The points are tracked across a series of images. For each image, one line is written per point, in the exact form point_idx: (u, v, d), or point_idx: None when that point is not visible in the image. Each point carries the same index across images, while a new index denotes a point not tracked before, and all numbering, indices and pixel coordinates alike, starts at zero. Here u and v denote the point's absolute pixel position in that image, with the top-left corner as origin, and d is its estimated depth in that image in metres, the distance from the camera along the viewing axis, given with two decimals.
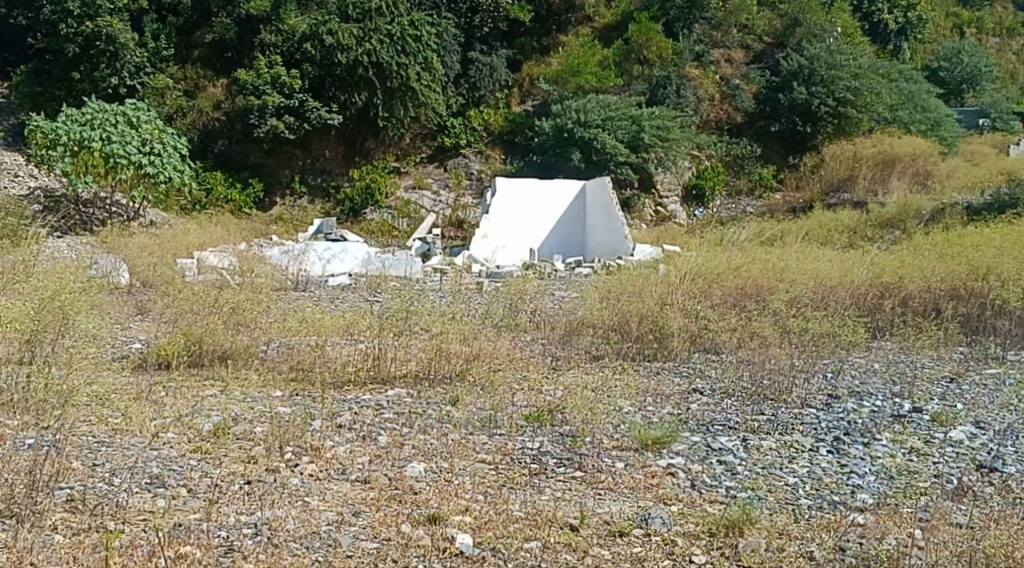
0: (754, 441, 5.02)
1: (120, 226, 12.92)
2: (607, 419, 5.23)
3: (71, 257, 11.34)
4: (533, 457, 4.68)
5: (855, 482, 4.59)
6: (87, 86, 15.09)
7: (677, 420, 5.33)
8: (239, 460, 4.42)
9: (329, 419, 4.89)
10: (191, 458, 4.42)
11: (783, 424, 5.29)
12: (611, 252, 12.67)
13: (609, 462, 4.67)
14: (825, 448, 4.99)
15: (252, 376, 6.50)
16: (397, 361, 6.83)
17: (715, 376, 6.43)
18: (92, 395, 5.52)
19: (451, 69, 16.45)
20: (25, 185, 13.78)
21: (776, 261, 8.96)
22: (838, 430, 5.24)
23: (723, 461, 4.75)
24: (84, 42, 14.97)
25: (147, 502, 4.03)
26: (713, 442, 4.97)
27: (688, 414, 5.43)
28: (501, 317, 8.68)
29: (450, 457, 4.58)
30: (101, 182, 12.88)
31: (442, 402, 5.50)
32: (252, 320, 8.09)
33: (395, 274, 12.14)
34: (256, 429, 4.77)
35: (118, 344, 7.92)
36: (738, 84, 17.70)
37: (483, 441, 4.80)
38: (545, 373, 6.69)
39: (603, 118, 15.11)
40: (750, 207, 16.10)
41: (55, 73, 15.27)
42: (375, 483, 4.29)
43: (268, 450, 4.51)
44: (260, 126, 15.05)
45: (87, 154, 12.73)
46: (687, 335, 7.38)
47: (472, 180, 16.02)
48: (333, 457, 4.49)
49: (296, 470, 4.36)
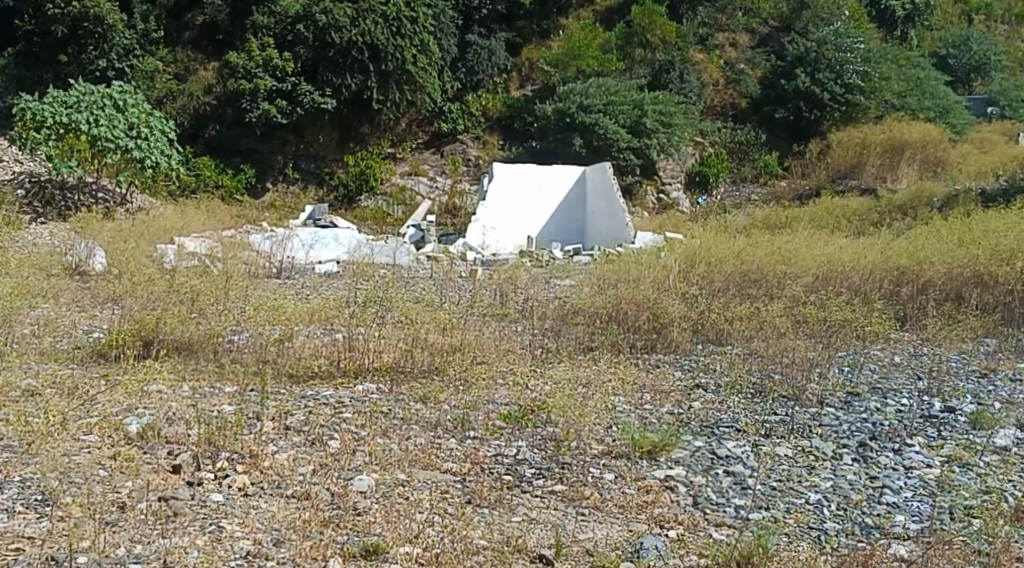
0: (767, 448, 4.39)
1: (105, 211, 12.27)
2: (596, 419, 4.60)
3: (48, 245, 10.68)
4: (508, 466, 4.06)
5: (891, 501, 3.96)
6: (76, 69, 14.29)
7: (677, 420, 4.69)
8: (158, 471, 3.79)
9: (277, 421, 4.26)
10: (101, 468, 3.78)
11: (798, 427, 4.66)
12: (611, 239, 12.04)
13: (596, 473, 4.05)
14: (849, 456, 4.36)
15: (210, 371, 5.91)
16: (371, 353, 6.22)
17: (720, 370, 5.82)
18: (22, 394, 5.00)
19: (448, 53, 15.75)
20: (9, 170, 13.06)
21: (780, 247, 8.38)
22: (862, 433, 4.63)
23: (730, 473, 4.12)
24: (72, 23, 14.18)
25: (31, 526, 3.40)
26: (719, 448, 4.35)
27: (689, 414, 4.80)
28: (488, 306, 8.09)
29: (409, 466, 3.97)
30: (87, 167, 12.22)
31: (412, 399, 4.88)
32: (216, 311, 7.54)
33: (382, 260, 11.50)
34: (190, 431, 4.12)
35: (75, 336, 7.32)
36: (743, 69, 17.10)
37: (451, 447, 4.19)
38: (532, 366, 6.09)
39: (605, 103, 14.44)
40: (756, 193, 15.44)
41: (43, 56, 14.53)
42: (314, 500, 3.67)
43: (197, 451, 3.91)
44: (251, 110, 14.40)
45: (73, 137, 12.05)
46: (686, 324, 6.73)
47: (469, 166, 15.42)
48: (270, 468, 3.86)
49: (223, 483, 3.74)
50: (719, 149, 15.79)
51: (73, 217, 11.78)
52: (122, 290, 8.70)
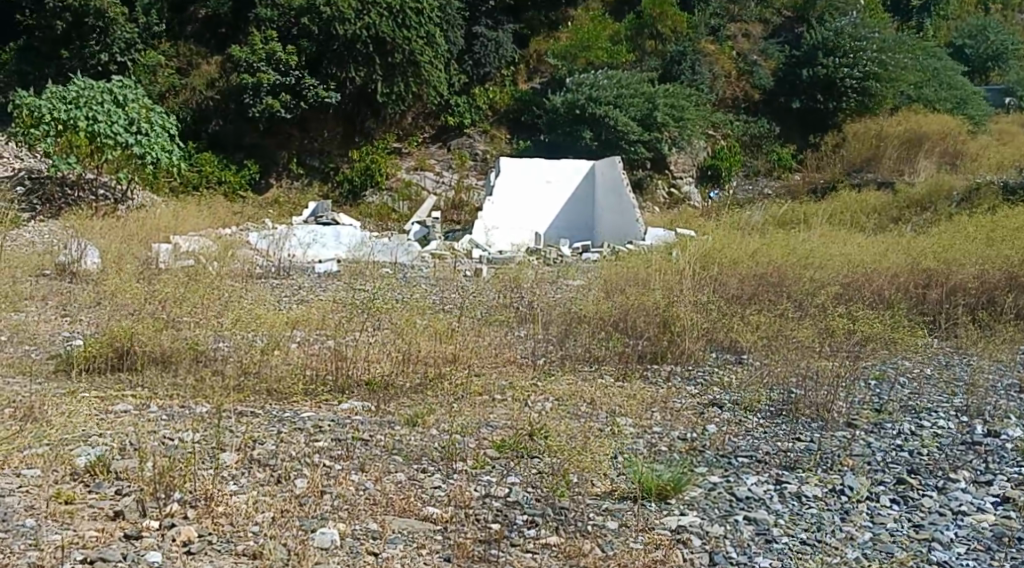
0: (793, 487, 3.93)
1: (105, 208, 11.82)
2: (600, 447, 4.16)
3: (42, 245, 10.24)
4: (496, 512, 3.61)
5: (941, 559, 3.49)
6: (77, 64, 13.91)
7: (690, 449, 4.24)
8: (93, 520, 3.34)
9: (242, 453, 3.83)
10: (29, 518, 3.32)
11: (826, 458, 4.21)
12: (621, 237, 11.57)
13: (597, 522, 3.59)
14: (886, 497, 3.90)
15: (187, 387, 5.46)
16: (361, 364, 5.79)
17: (737, 387, 5.37)
18: None
19: (454, 46, 15.15)
20: (8, 166, 12.52)
21: (795, 246, 7.95)
22: (897, 465, 4.18)
23: (752, 520, 3.66)
24: (73, 18, 13.83)
25: None
26: (739, 488, 3.89)
27: (704, 441, 4.34)
28: (486, 310, 7.64)
29: (383, 514, 3.53)
30: (87, 163, 11.83)
31: (397, 423, 4.42)
32: (202, 317, 7.08)
33: (383, 258, 11.02)
34: (144, 462, 3.69)
35: (56, 344, 6.89)
36: (755, 60, 16.63)
37: (435, 486, 3.76)
38: (534, 380, 5.66)
39: (616, 95, 14.01)
40: (770, 186, 14.91)
41: (44, 52, 14.13)
42: (267, 560, 3.21)
43: (144, 493, 3.47)
44: (254, 105, 13.92)
45: (72, 134, 11.63)
46: (699, 332, 6.28)
47: (476, 161, 14.94)
48: (224, 517, 3.40)
49: (166, 537, 3.28)
50: (732, 142, 15.35)
51: (67, 215, 11.36)
52: (108, 289, 8.21)
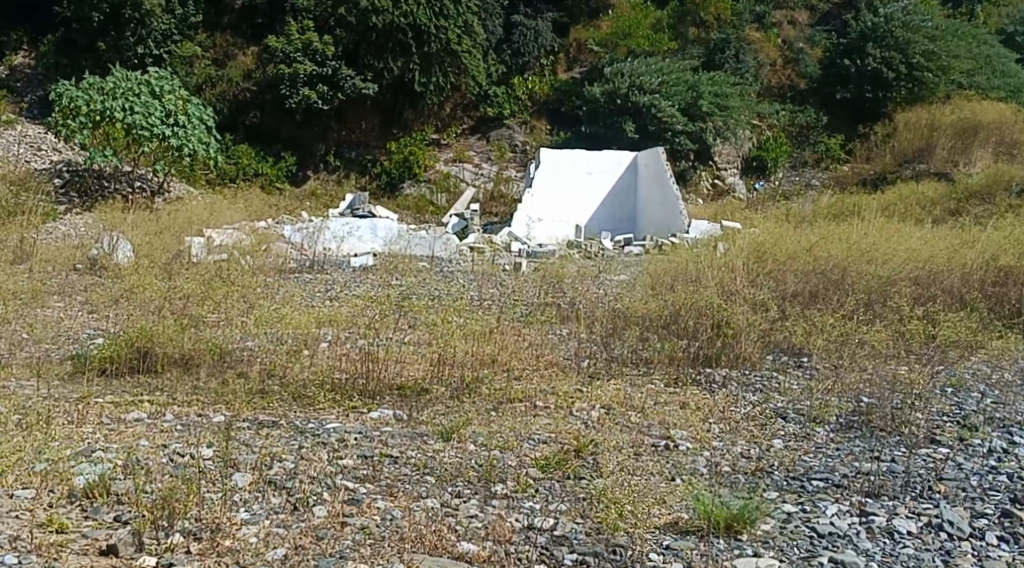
0: (882, 521, 3.48)
1: (142, 202, 11.52)
2: (652, 468, 3.77)
3: (74, 239, 9.96)
4: (539, 550, 3.20)
5: None
6: (114, 57, 13.46)
7: (758, 471, 3.82)
8: (84, 556, 2.98)
9: (256, 474, 3.47)
10: (10, 552, 2.97)
11: (914, 485, 3.76)
12: (665, 229, 11.10)
13: (657, 562, 3.18)
14: (993, 534, 3.44)
15: (210, 392, 5.11)
16: (394, 367, 5.43)
17: (801, 394, 4.94)
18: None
19: (493, 35, 14.82)
20: (46, 159, 12.27)
21: (856, 239, 7.49)
22: (997, 493, 3.72)
23: (839, 563, 3.22)
24: (111, 9, 13.32)
25: None
26: (821, 523, 3.45)
27: (773, 462, 3.92)
28: (525, 307, 7.23)
29: (412, 549, 3.14)
30: (124, 155, 11.48)
31: (430, 436, 4.03)
32: (227, 317, 6.73)
33: (420, 251, 10.63)
34: (148, 484, 3.34)
35: (78, 343, 6.58)
36: (802, 48, 16.02)
37: (471, 516, 3.36)
38: (579, 385, 5.28)
39: (658, 83, 13.62)
40: (819, 177, 14.34)
41: (81, 43, 13.63)
42: None
43: (142, 522, 3.11)
44: (291, 96, 13.58)
45: (108, 125, 11.34)
46: (757, 333, 5.85)
47: (516, 152, 14.54)
48: (232, 556, 3.03)
49: None
50: (778, 132, 14.86)
51: (101, 206, 11.12)
52: (138, 281, 7.88)
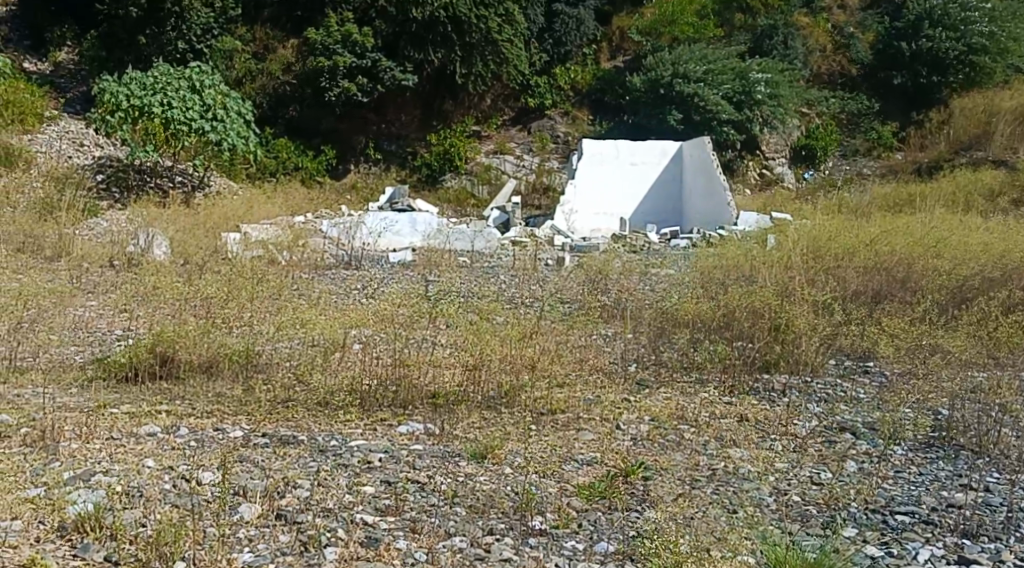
0: None
1: (181, 197, 11.25)
2: (705, 500, 3.39)
3: (111, 233, 9.71)
4: None
5: None
6: (155, 52, 13.08)
7: (837, 504, 3.42)
8: None
9: (264, 507, 3.16)
10: None
11: (1015, 523, 3.34)
12: (712, 222, 10.63)
13: None
14: None
15: (231, 401, 4.76)
16: (427, 372, 5.07)
17: (871, 409, 4.55)
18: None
19: (535, 24, 14.34)
20: (88, 155, 12.09)
21: (922, 232, 6.99)
22: None
23: None
24: (150, 5, 13.00)
25: None
26: None
27: (851, 491, 3.51)
28: (568, 307, 6.82)
29: None
30: (165, 151, 11.26)
31: (462, 457, 3.67)
32: (257, 320, 6.37)
33: (459, 246, 10.25)
34: (144, 521, 3.04)
35: (104, 345, 6.26)
36: (852, 32, 15.42)
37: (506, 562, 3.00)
38: (626, 394, 4.89)
39: (704, 71, 13.09)
40: (872, 165, 13.78)
41: (121, 37, 13.25)
42: None
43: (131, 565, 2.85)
44: (330, 89, 13.25)
45: (148, 120, 11.10)
46: (820, 337, 5.43)
47: (558, 144, 14.13)
48: None
49: None
50: (827, 120, 14.35)
51: (138, 202, 10.88)
52: (169, 276, 7.54)
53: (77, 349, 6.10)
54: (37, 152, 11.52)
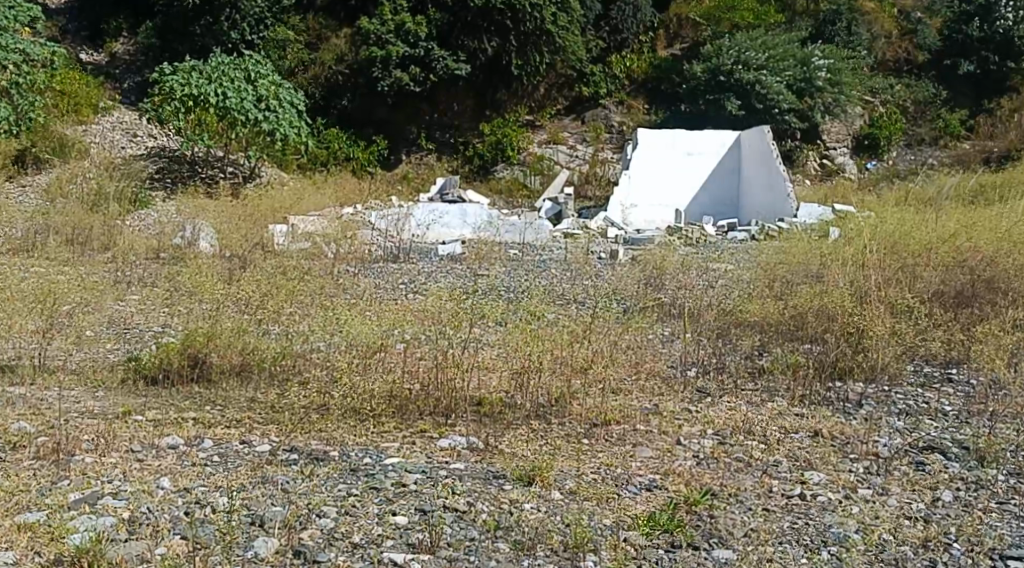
0: None
1: (229, 187, 11.02)
2: (771, 539, 3.08)
3: (157, 224, 9.52)
4: None
5: None
6: (211, 41, 13.05)
7: (934, 545, 3.07)
8: None
9: (282, 541, 2.90)
10: None
11: None
12: (772, 214, 10.13)
13: None
14: None
15: (262, 407, 4.45)
16: (473, 378, 4.71)
17: (958, 425, 4.15)
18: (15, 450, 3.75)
19: (591, 11, 13.79)
20: (142, 145, 11.93)
21: (1006, 226, 6.47)
22: None
23: None
24: None
25: None
26: None
27: (950, 529, 3.17)
28: (624, 304, 6.42)
29: None
30: (217, 142, 11.05)
31: (507, 480, 3.38)
32: (294, 320, 6.06)
33: (509, 238, 9.89)
34: (147, 558, 2.79)
35: (140, 343, 5.96)
36: (919, 18, 14.53)
37: None
38: (686, 404, 4.50)
39: (765, 59, 12.56)
40: (939, 154, 13.16)
41: (176, 27, 13.25)
42: None
43: None
44: (383, 79, 12.94)
45: (202, 110, 10.89)
46: (900, 343, 5.01)
47: (612, 133, 13.68)
48: None
49: None
50: (893, 109, 13.59)
51: (185, 192, 10.67)
52: (210, 270, 7.26)
53: (114, 347, 5.81)
54: (90, 144, 11.39)
